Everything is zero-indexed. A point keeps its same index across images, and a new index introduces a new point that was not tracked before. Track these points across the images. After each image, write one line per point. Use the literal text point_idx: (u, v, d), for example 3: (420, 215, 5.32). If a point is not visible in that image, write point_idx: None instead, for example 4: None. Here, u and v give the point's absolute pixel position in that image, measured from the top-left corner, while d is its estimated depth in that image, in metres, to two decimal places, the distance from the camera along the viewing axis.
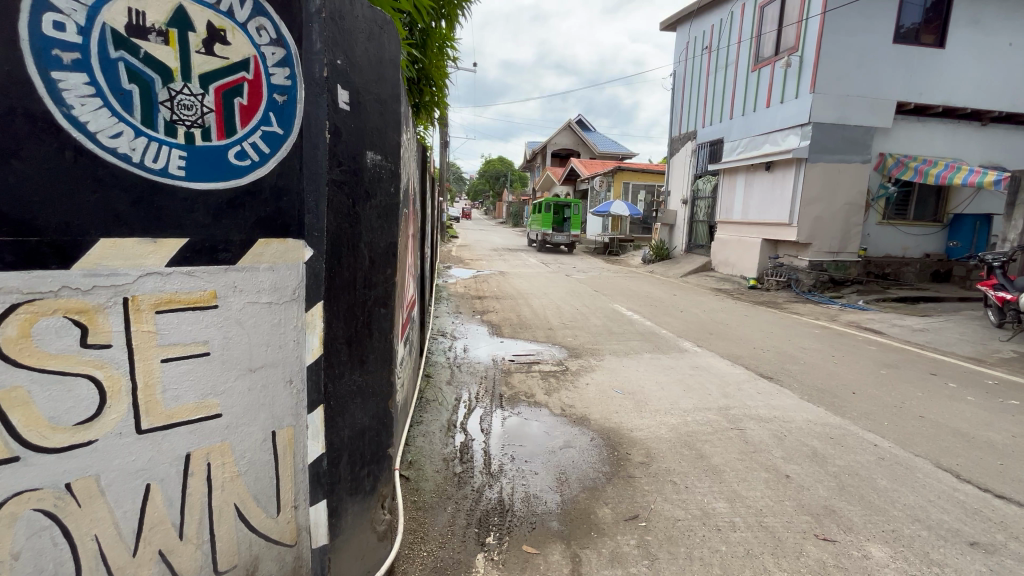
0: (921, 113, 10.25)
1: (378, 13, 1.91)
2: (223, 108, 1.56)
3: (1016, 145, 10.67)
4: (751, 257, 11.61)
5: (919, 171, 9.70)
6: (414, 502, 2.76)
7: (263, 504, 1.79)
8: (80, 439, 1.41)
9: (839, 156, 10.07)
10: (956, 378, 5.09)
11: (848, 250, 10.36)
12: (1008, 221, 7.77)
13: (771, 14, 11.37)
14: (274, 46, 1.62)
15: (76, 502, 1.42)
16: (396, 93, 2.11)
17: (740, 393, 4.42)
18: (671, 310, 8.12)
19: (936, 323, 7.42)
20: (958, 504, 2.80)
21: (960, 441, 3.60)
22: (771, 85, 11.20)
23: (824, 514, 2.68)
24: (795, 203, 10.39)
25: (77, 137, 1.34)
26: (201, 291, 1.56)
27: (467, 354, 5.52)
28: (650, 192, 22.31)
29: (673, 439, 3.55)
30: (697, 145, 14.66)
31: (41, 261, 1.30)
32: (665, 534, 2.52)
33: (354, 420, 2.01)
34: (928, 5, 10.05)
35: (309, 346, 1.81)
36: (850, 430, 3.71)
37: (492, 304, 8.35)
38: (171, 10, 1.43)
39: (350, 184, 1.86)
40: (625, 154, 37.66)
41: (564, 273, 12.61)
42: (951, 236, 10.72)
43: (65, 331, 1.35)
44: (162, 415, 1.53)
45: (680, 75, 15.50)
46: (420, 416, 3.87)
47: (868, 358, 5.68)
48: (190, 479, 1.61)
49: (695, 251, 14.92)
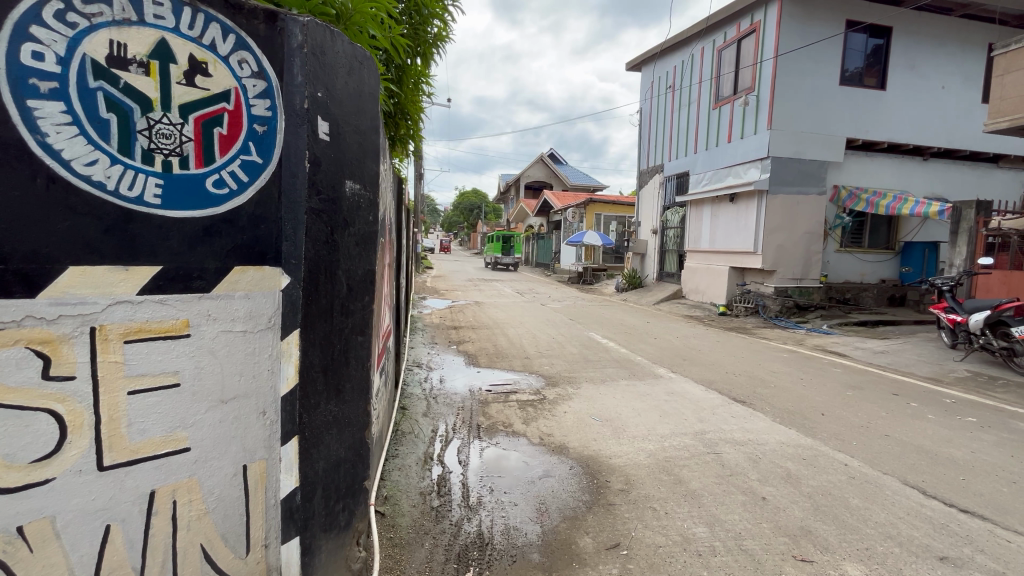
0: (869, 148, 11.00)
1: (358, 49, 1.98)
2: (202, 137, 1.57)
3: (955, 178, 11.51)
4: (719, 284, 11.97)
5: (871, 203, 10.27)
6: (391, 539, 2.66)
7: (232, 544, 1.71)
8: (36, 478, 1.33)
9: (797, 188, 10.63)
10: (917, 397, 5.29)
11: (810, 277, 10.82)
12: (953, 247, 8.28)
13: (729, 57, 12.16)
14: (255, 79, 1.65)
15: (27, 547, 1.34)
16: (375, 125, 2.17)
17: (715, 417, 4.49)
18: (645, 337, 8.25)
19: (895, 345, 7.75)
20: (927, 520, 2.88)
21: (924, 458, 3.72)
22: (731, 121, 11.85)
23: (801, 535, 2.71)
24: (759, 233, 10.83)
25: (51, 164, 1.34)
26: (173, 320, 1.53)
27: (443, 384, 5.45)
28: (621, 223, 22.97)
29: (652, 464, 3.56)
30: (664, 178, 15.24)
31: (5, 291, 1.26)
32: (646, 562, 2.50)
33: (329, 452, 1.96)
34: (869, 52, 10.98)
35: (284, 375, 1.77)
36: (821, 451, 3.80)
37: (468, 334, 8.31)
38: (153, 43, 1.45)
39: (328, 213, 1.87)
40: (596, 186, 38.93)
41: (540, 303, 12.68)
42: (904, 262, 11.33)
43: (26, 362, 1.30)
44: (126, 450, 1.47)
45: (646, 112, 16.25)
46: (395, 449, 3.77)
47: (834, 380, 5.87)
48: (153, 519, 1.53)
49: (666, 279, 15.30)
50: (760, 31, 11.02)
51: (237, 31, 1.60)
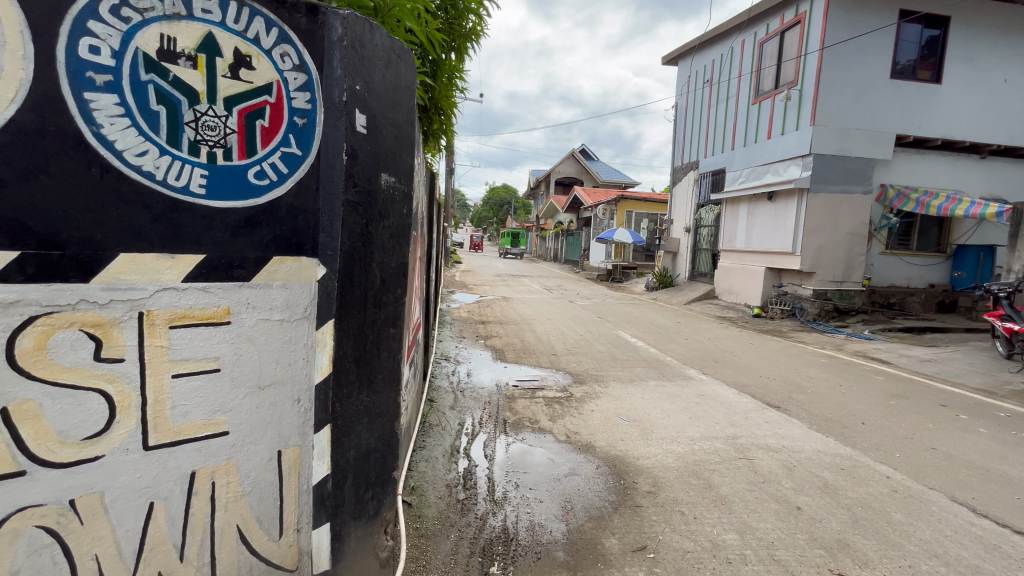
0: (921, 145, 10.41)
1: (396, 42, 1.99)
2: (245, 129, 1.60)
3: (1016, 177, 10.78)
4: (755, 285, 11.61)
5: (920, 203, 9.78)
6: (416, 529, 2.70)
7: (266, 527, 1.75)
8: (87, 454, 1.40)
9: (840, 186, 10.17)
10: (967, 410, 4.99)
11: (852, 279, 10.37)
12: (1012, 251, 7.78)
13: (771, 50, 11.72)
14: (296, 72, 1.68)
15: (78, 519, 1.41)
16: (410, 119, 2.18)
17: (747, 421, 4.36)
18: (675, 337, 8.08)
19: (945, 353, 7.34)
20: (976, 540, 2.72)
21: (975, 474, 3.51)
22: (772, 116, 11.42)
23: (838, 548, 2.61)
24: (798, 233, 10.44)
25: (105, 155, 1.39)
26: (214, 307, 1.57)
27: (470, 378, 5.49)
28: (653, 221, 22.55)
29: (681, 467, 3.48)
30: (699, 175, 14.85)
31: (62, 276, 1.33)
32: (673, 566, 2.45)
33: (360, 441, 1.98)
34: (923, 43, 10.39)
35: (319, 364, 1.81)
36: (862, 462, 3.64)
37: (496, 329, 8.33)
38: (200, 36, 1.49)
39: (364, 205, 1.88)
40: (627, 182, 38.29)
41: (568, 299, 12.60)
42: (955, 266, 10.71)
43: (79, 344, 1.36)
44: (169, 431, 1.52)
45: (682, 106, 15.84)
46: (423, 441, 3.81)
47: (876, 388, 5.60)
48: (193, 498, 1.59)
49: (699, 278, 14.92)
50: (804, 22, 10.57)
51: (281, 24, 1.63)
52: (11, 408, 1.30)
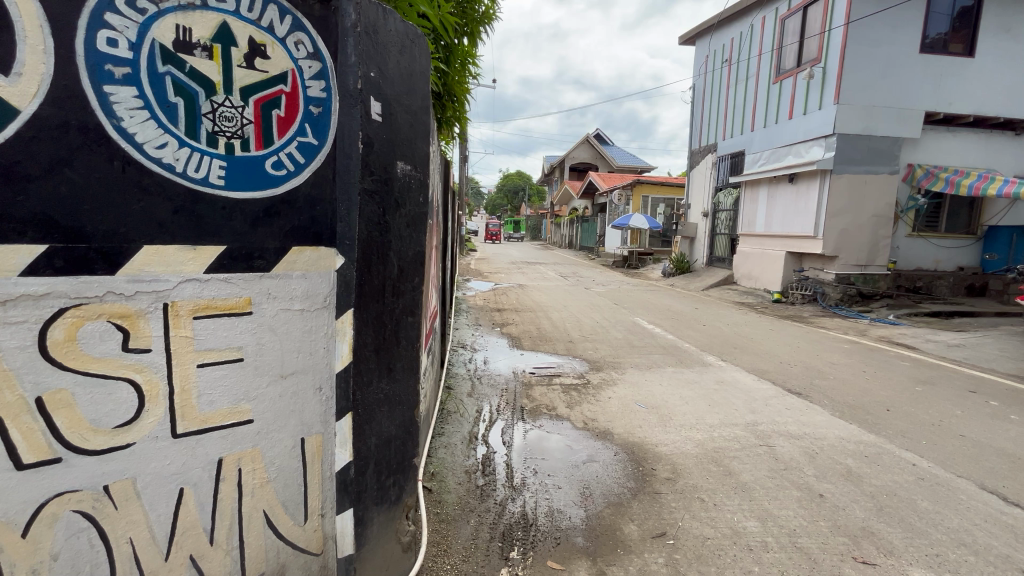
0: (951, 123, 10.01)
1: (410, 27, 1.96)
2: (261, 119, 1.61)
3: None
4: (775, 270, 11.38)
5: (950, 182, 9.45)
6: (437, 514, 2.74)
7: (291, 512, 1.79)
8: (119, 441, 1.44)
9: (866, 167, 9.84)
10: (997, 396, 4.83)
11: (876, 263, 10.09)
12: None
13: (792, 26, 11.32)
14: (310, 60, 1.66)
15: (113, 505, 1.45)
16: (425, 105, 2.16)
17: (768, 408, 4.30)
18: (693, 324, 7.99)
19: (973, 338, 7.12)
20: (1007, 529, 2.65)
21: (1006, 461, 3.42)
22: (794, 95, 11.07)
23: (862, 536, 2.57)
24: (820, 215, 10.17)
25: (125, 148, 1.40)
26: (236, 298, 1.60)
27: (487, 365, 5.52)
28: (670, 205, 22.22)
29: (700, 454, 3.46)
30: (717, 158, 14.52)
31: (88, 268, 1.35)
32: (694, 552, 2.44)
33: (380, 429, 2.00)
34: (955, 14, 9.91)
35: (338, 353, 1.82)
36: (886, 449, 3.56)
37: (512, 316, 8.35)
38: (215, 26, 1.49)
39: (381, 194, 1.88)
40: (642, 167, 37.76)
41: (583, 286, 12.54)
42: (986, 248, 10.37)
43: (108, 335, 1.39)
44: (196, 420, 1.55)
45: (700, 88, 15.46)
46: (441, 428, 3.86)
47: (901, 374, 5.47)
48: (221, 484, 1.63)
49: (717, 264, 14.71)
50: None
51: (294, 12, 1.61)
52: (45, 397, 1.33)
